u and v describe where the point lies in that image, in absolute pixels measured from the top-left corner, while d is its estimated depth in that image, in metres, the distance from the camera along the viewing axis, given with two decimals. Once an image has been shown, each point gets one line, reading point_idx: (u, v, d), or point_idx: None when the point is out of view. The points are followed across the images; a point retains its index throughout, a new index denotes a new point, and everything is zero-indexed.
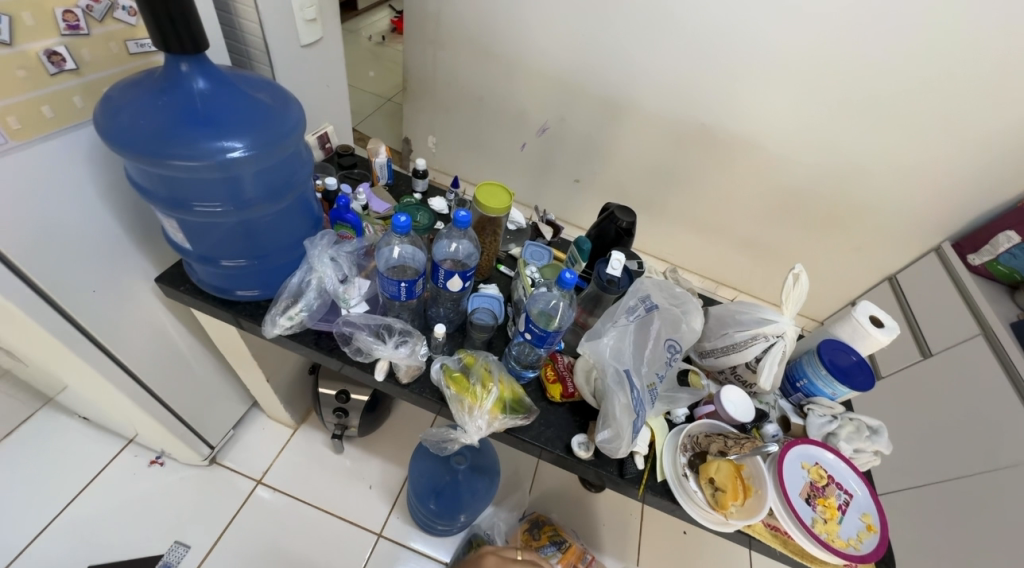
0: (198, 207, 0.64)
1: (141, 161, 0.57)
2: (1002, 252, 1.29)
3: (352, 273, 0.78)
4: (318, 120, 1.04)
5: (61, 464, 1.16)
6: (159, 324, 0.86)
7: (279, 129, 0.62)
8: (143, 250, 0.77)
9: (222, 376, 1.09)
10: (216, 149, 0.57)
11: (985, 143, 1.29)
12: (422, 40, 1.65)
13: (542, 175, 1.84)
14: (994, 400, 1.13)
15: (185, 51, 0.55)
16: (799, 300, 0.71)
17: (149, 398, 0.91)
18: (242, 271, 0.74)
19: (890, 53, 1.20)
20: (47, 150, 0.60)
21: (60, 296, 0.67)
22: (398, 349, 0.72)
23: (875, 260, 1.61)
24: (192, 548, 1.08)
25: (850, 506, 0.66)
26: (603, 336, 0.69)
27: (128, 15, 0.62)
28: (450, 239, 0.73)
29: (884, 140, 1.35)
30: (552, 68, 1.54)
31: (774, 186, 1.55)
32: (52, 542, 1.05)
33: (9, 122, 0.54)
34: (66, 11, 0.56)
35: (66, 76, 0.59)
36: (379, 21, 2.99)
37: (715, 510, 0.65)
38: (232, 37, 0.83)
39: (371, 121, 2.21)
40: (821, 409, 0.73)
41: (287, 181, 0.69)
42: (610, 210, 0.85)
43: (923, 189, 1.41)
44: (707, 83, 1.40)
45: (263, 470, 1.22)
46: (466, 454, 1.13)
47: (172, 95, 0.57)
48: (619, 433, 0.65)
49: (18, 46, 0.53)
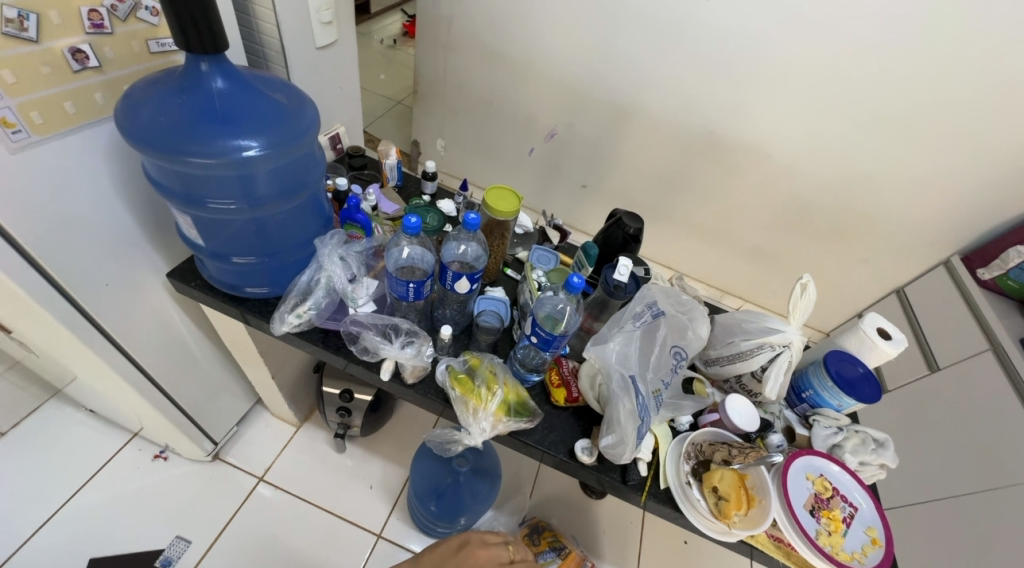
0: (213, 204, 0.65)
1: (159, 157, 0.58)
2: (1012, 266, 1.28)
3: (361, 273, 0.79)
4: (330, 122, 1.05)
5: (67, 456, 1.17)
6: (167, 319, 0.86)
7: (294, 129, 0.63)
8: (156, 246, 0.78)
9: (228, 373, 1.10)
10: (232, 147, 0.58)
11: (995, 158, 1.28)
12: (435, 44, 1.67)
13: (549, 179, 1.85)
14: (1003, 415, 1.12)
15: (205, 50, 0.56)
16: (806, 310, 0.71)
17: (157, 393, 0.92)
18: (252, 268, 0.75)
19: (900, 66, 1.21)
20: (67, 145, 0.61)
21: (74, 289, 0.68)
22: (404, 349, 0.72)
23: (882, 272, 1.61)
24: (193, 543, 1.09)
25: (855, 519, 0.66)
26: (609, 341, 0.70)
27: (151, 15, 0.64)
28: (458, 242, 0.75)
29: (893, 152, 1.35)
30: (561, 75, 1.55)
31: (783, 196, 1.54)
32: (57, 533, 1.06)
33: (32, 117, 0.56)
34: (92, 10, 0.57)
35: (89, 73, 0.60)
36: (391, 25, 3.02)
37: (719, 519, 0.64)
38: (249, 38, 0.84)
39: (381, 123, 2.23)
40: (827, 421, 0.73)
41: (300, 180, 0.70)
42: (618, 216, 0.85)
43: (933, 202, 1.41)
44: (714, 94, 1.41)
45: (264, 467, 1.23)
46: (468, 456, 1.13)
47: (191, 95, 0.58)
48: (623, 439, 0.65)
49: (43, 44, 0.54)
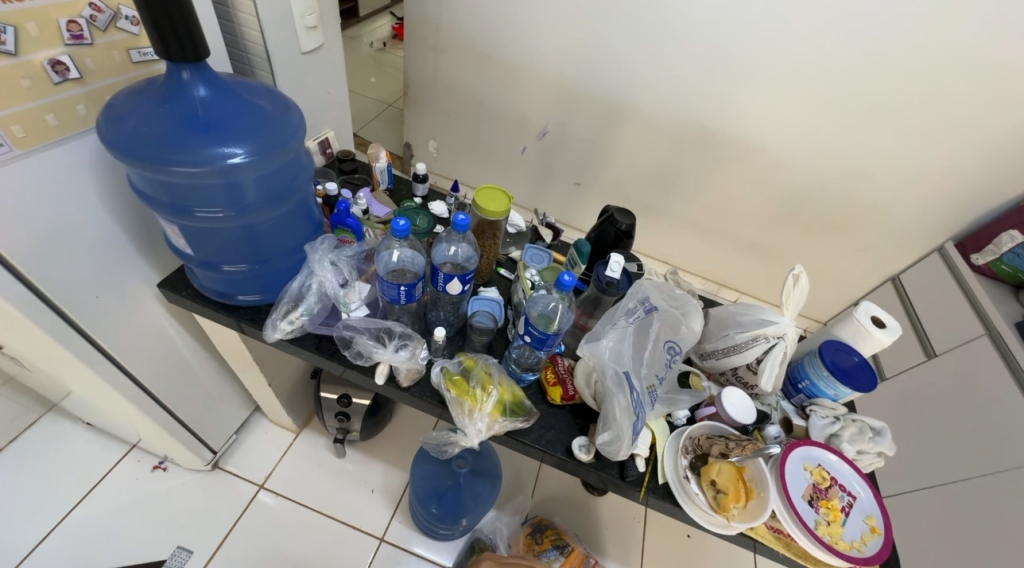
0: (200, 212, 0.65)
1: (143, 167, 0.58)
2: (1006, 251, 1.29)
3: (353, 277, 0.78)
4: (318, 126, 1.04)
5: (65, 470, 1.16)
6: (160, 329, 0.86)
7: (279, 135, 0.63)
8: (146, 256, 0.78)
9: (224, 381, 1.10)
10: (217, 155, 0.58)
11: (986, 143, 1.28)
12: (423, 46, 1.67)
13: (542, 178, 1.85)
14: (1000, 398, 1.12)
15: (186, 58, 0.56)
16: (799, 300, 0.71)
17: (152, 404, 0.92)
18: (243, 276, 0.75)
19: (888, 54, 1.21)
20: (52, 158, 0.60)
21: (64, 302, 0.67)
22: (398, 352, 0.72)
23: (877, 260, 1.61)
24: (195, 553, 1.08)
25: (854, 508, 0.66)
26: (603, 338, 0.69)
27: (131, 24, 0.63)
28: (449, 243, 0.74)
29: (884, 139, 1.35)
30: (551, 73, 1.55)
31: (775, 187, 1.54)
32: (56, 548, 1.05)
33: (14, 130, 0.55)
34: (71, 20, 0.57)
35: (69, 84, 0.59)
36: (380, 28, 3.01)
37: (717, 512, 0.64)
38: (233, 45, 0.84)
39: (373, 126, 2.23)
40: (824, 410, 0.73)
41: (287, 186, 0.70)
42: (609, 213, 0.85)
43: (925, 188, 1.41)
44: (705, 88, 1.41)
45: (265, 475, 1.23)
46: (467, 457, 1.12)
47: (173, 103, 0.58)
48: (619, 435, 0.65)
49: (23, 56, 0.54)
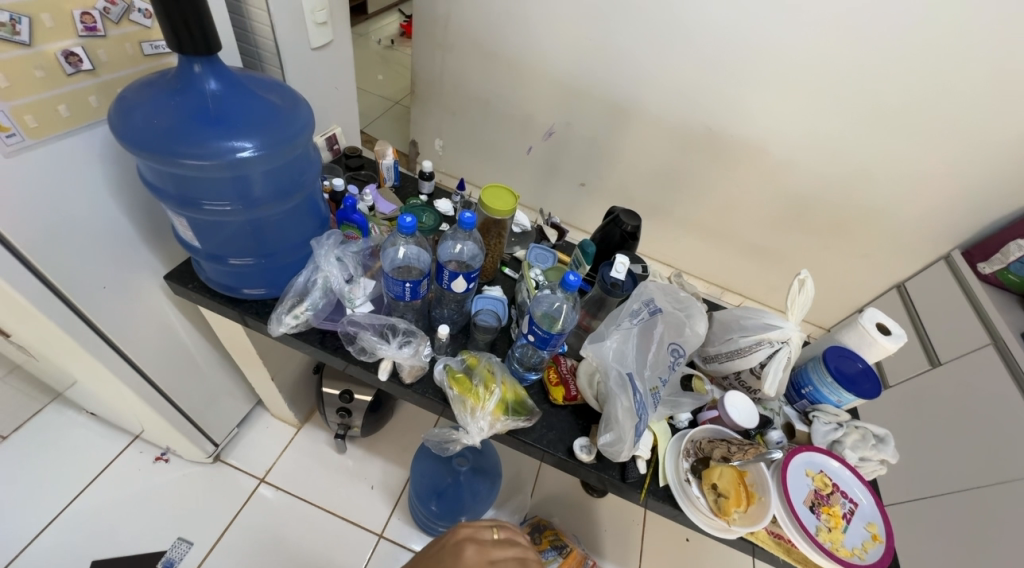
0: (208, 205, 0.65)
1: (154, 159, 0.58)
2: (1013, 260, 1.27)
3: (358, 273, 0.79)
4: (326, 122, 1.05)
5: (68, 459, 1.17)
6: (166, 321, 0.86)
7: (287, 130, 0.63)
8: (153, 248, 0.79)
9: (227, 374, 1.10)
10: (226, 148, 0.58)
11: (995, 151, 1.28)
12: (431, 43, 1.67)
13: (548, 178, 1.85)
14: (1004, 408, 1.11)
15: (197, 51, 0.56)
16: (805, 305, 0.70)
17: (156, 395, 0.92)
18: (249, 270, 0.75)
19: (896, 59, 1.20)
20: (63, 148, 0.61)
21: (71, 293, 0.68)
22: (402, 349, 0.72)
23: (883, 267, 1.60)
24: (195, 545, 1.09)
25: (856, 514, 0.65)
26: (607, 338, 0.69)
27: (144, 17, 0.64)
28: (455, 240, 0.74)
29: (892, 146, 1.34)
30: (558, 73, 1.55)
31: (781, 191, 1.54)
32: (58, 537, 1.06)
33: (26, 120, 0.56)
34: (85, 12, 0.57)
35: (82, 76, 0.60)
36: (389, 25, 3.01)
37: (718, 516, 0.64)
38: (244, 39, 0.84)
39: (379, 123, 2.23)
40: (827, 417, 0.73)
41: (295, 181, 0.70)
42: (615, 214, 0.85)
43: (932, 196, 1.40)
44: (712, 91, 1.41)
45: (266, 468, 1.23)
46: (468, 455, 1.13)
47: (185, 95, 0.58)
48: (621, 436, 0.65)
49: (36, 47, 0.54)
